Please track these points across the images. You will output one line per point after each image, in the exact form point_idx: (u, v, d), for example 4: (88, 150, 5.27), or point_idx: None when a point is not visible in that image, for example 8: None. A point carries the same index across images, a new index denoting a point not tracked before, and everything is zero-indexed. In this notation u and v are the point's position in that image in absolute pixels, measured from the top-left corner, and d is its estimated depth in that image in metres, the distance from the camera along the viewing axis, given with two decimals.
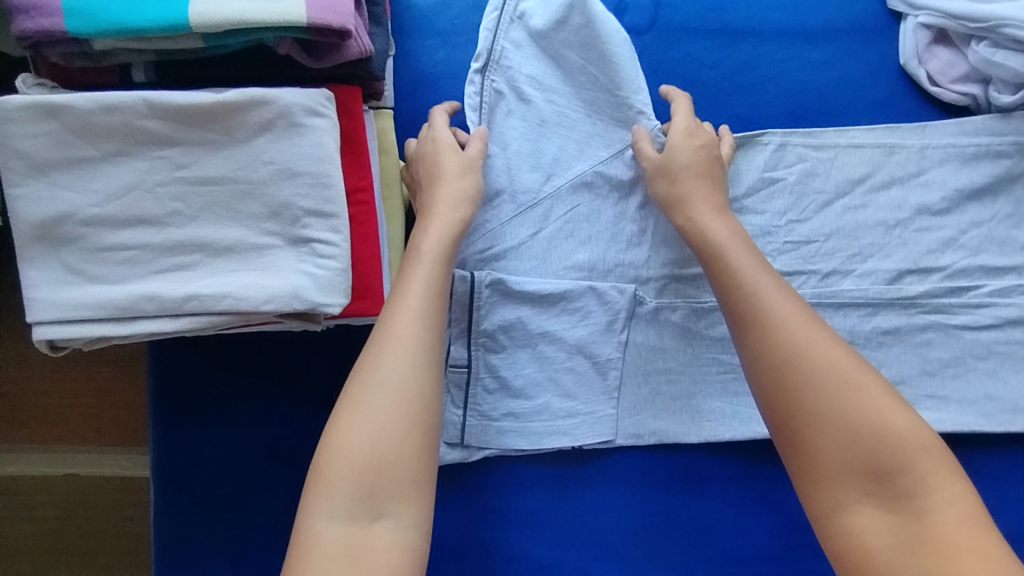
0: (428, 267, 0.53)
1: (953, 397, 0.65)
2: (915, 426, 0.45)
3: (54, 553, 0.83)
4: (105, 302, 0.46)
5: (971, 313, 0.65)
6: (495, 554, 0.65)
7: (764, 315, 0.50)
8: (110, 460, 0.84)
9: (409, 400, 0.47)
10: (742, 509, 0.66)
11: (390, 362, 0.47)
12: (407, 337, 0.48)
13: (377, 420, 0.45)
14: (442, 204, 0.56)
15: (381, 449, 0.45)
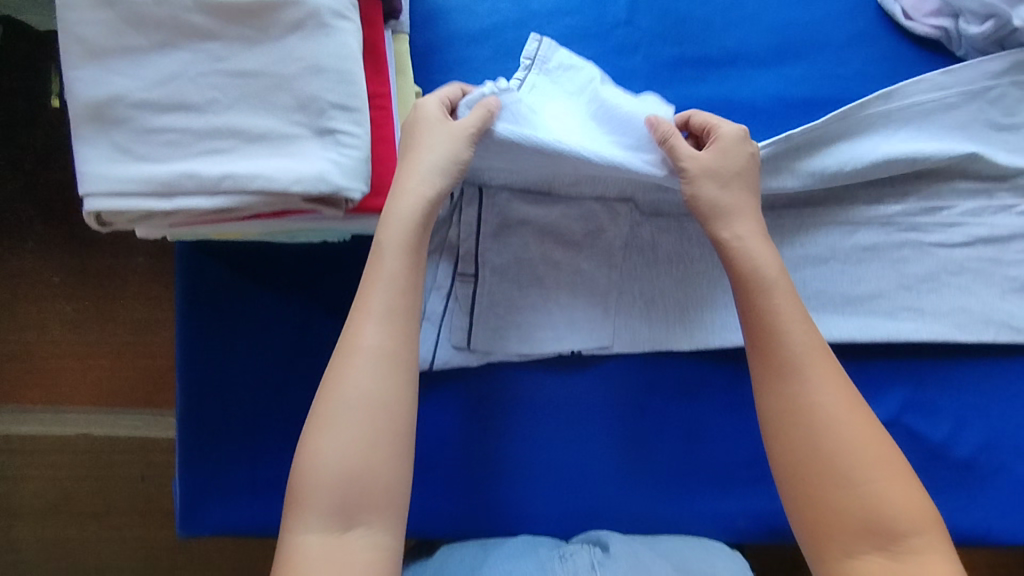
0: (388, 260, 0.56)
1: (927, 310, 0.69)
2: (912, 500, 0.51)
3: (71, 506, 1.03)
4: (149, 178, 0.51)
5: (945, 231, 0.69)
6: (496, 452, 0.70)
7: (779, 340, 0.56)
8: (128, 422, 1.03)
9: (371, 408, 0.53)
10: (729, 414, 0.71)
11: (350, 377, 0.54)
12: (365, 346, 0.54)
13: (350, 435, 0.52)
14: (419, 176, 0.57)
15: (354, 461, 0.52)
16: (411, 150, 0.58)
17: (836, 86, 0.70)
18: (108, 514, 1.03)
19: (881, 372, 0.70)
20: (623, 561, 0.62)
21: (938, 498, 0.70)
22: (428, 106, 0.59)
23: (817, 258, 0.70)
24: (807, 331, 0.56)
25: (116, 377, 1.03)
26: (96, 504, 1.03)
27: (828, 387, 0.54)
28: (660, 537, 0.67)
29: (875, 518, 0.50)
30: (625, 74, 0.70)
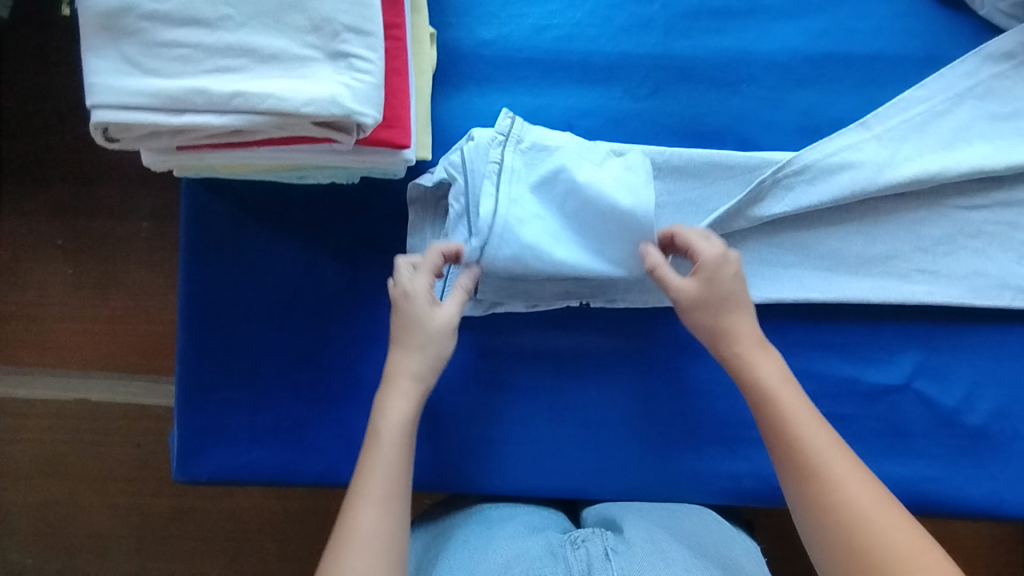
0: (377, 492, 0.53)
1: (943, 273, 0.68)
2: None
3: (65, 471, 1.01)
4: (158, 92, 0.50)
5: (963, 193, 0.68)
6: (500, 405, 0.69)
7: (793, 443, 0.54)
8: (126, 388, 1.02)
9: (379, 573, 0.50)
10: None
11: (351, 553, 0.50)
12: (365, 531, 0.51)
13: None
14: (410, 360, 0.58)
15: (383, 536, 0.52)
16: (410, 330, 0.59)
17: (854, 42, 0.70)
18: (101, 480, 1.02)
19: (893, 336, 0.70)
20: (638, 543, 0.59)
21: (948, 466, 0.69)
22: (412, 285, 0.59)
23: (833, 217, 0.68)
24: (825, 435, 0.54)
25: (116, 339, 1.02)
26: (90, 471, 1.02)
27: (863, 491, 0.51)
28: (673, 513, 0.66)
29: None
30: (642, 21, 0.70)
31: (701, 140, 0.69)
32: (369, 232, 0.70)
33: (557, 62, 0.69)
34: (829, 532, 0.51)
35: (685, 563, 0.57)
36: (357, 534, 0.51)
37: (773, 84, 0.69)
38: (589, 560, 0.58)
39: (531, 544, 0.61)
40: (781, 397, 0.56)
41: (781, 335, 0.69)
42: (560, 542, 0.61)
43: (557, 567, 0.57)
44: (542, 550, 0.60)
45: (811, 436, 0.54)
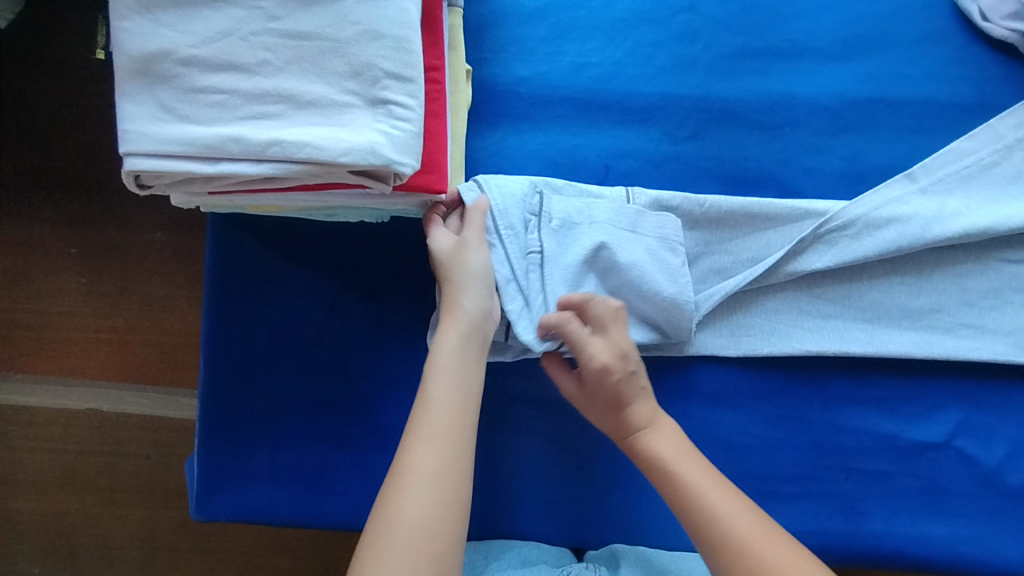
0: (449, 407, 0.53)
1: (989, 328, 0.66)
2: None
3: (76, 484, 1.00)
4: (193, 139, 0.48)
5: (1009, 245, 0.66)
6: (527, 451, 0.67)
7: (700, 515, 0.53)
8: (137, 399, 1.00)
9: (442, 473, 0.50)
10: (774, 427, 0.67)
11: (415, 457, 0.51)
12: (423, 461, 0.50)
13: (422, 492, 0.49)
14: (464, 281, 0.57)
15: (437, 473, 0.50)
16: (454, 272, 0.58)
17: (902, 86, 0.68)
18: (111, 494, 1.00)
19: (934, 390, 0.67)
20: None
21: (989, 527, 0.66)
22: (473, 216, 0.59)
23: (875, 268, 0.66)
24: (725, 492, 0.54)
25: (131, 351, 1.00)
26: (99, 486, 1.00)
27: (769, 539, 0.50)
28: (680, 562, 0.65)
29: None
30: (683, 61, 0.68)
31: (742, 184, 0.67)
32: (397, 270, 0.68)
33: (595, 101, 0.67)
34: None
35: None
36: (413, 468, 0.50)
37: (818, 128, 0.67)
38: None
39: None
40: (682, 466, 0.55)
41: (817, 386, 0.67)
42: None
43: None
44: None
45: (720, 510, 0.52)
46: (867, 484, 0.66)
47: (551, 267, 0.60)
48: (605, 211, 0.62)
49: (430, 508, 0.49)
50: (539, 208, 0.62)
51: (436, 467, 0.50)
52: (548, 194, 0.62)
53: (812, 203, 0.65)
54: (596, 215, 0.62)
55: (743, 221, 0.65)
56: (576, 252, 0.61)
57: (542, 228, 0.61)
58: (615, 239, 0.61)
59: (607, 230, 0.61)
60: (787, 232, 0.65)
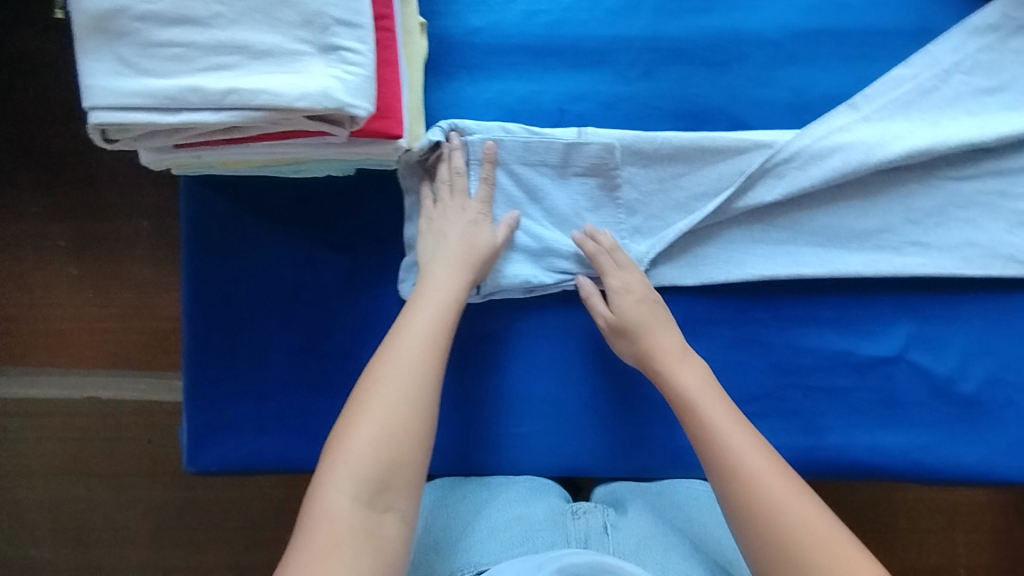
0: (427, 317, 0.60)
1: (935, 244, 0.69)
2: (804, 502, 0.51)
3: (80, 468, 1.03)
4: (153, 91, 0.50)
5: (952, 163, 0.69)
6: (502, 389, 0.70)
7: (723, 466, 0.54)
8: (133, 386, 1.03)
9: (419, 359, 0.57)
10: (736, 349, 0.70)
11: (397, 348, 0.58)
12: (408, 356, 0.57)
13: (401, 372, 0.56)
14: (454, 250, 0.64)
15: (417, 359, 0.57)
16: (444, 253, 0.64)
17: (844, 17, 0.69)
18: (115, 477, 1.03)
19: (886, 306, 0.70)
20: (636, 524, 0.64)
21: (943, 435, 0.69)
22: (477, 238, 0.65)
23: (824, 194, 0.69)
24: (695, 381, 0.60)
25: (125, 338, 1.03)
26: (103, 469, 1.03)
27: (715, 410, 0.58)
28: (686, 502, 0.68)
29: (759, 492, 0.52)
30: (630, 4, 0.69)
31: (693, 120, 0.69)
32: (366, 221, 0.70)
33: (547, 47, 0.69)
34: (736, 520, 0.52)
35: (681, 550, 0.63)
36: (397, 360, 0.57)
37: (764, 61, 0.69)
38: (588, 533, 0.63)
39: (536, 510, 0.65)
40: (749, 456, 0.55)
41: (773, 309, 0.70)
42: (563, 510, 0.66)
43: (555, 539, 0.62)
44: (545, 517, 0.65)
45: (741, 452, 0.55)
46: (825, 401, 0.70)
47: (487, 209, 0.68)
48: (534, 149, 0.67)
49: (406, 386, 0.55)
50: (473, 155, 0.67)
51: (404, 387, 0.55)
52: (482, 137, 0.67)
53: (760, 134, 0.67)
54: (524, 156, 0.68)
55: (693, 156, 0.68)
56: (508, 197, 0.69)
57: (475, 174, 0.67)
58: (546, 178, 0.68)
59: (536, 170, 0.68)
60: (738, 163, 0.67)
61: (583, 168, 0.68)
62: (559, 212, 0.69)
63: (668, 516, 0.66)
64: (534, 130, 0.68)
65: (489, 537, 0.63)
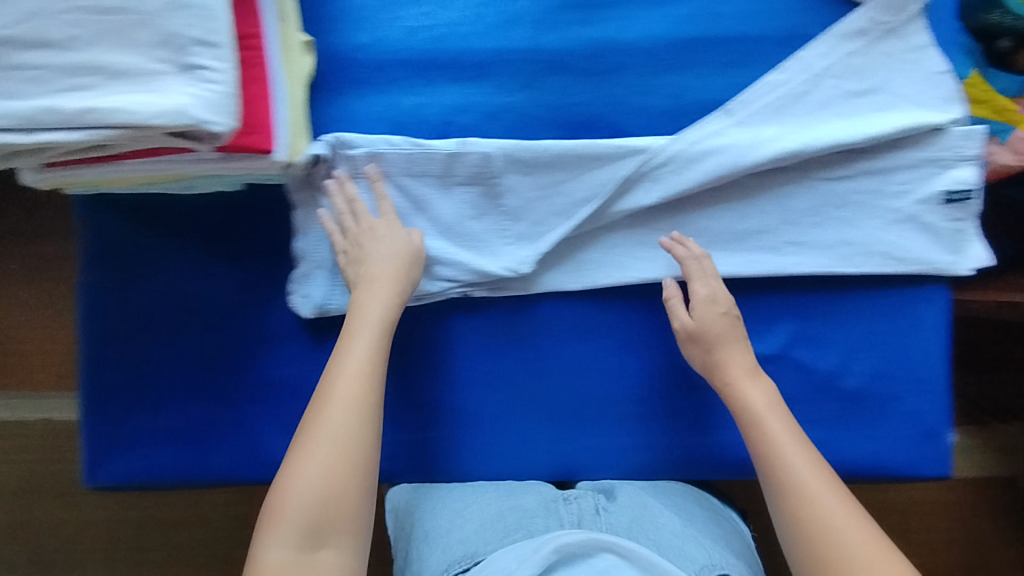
0: (363, 346, 0.62)
1: (811, 244, 0.70)
2: (845, 507, 0.55)
3: (11, 491, 1.02)
4: (12, 112, 0.52)
5: (828, 164, 0.70)
6: (394, 395, 0.72)
7: (774, 468, 0.59)
8: (66, 409, 1.02)
9: (354, 395, 0.59)
10: (620, 352, 0.72)
11: (336, 383, 0.60)
12: (347, 393, 0.59)
13: (341, 411, 0.59)
14: (380, 278, 0.66)
15: (353, 395, 0.60)
16: (375, 264, 0.66)
17: (716, 26, 0.70)
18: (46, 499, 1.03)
19: (770, 306, 0.72)
20: (625, 507, 0.68)
21: (832, 430, 0.71)
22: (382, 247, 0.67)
23: (703, 197, 0.70)
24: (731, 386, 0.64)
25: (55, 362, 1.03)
26: (34, 491, 1.03)
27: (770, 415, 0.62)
28: (668, 488, 0.72)
29: (807, 499, 0.56)
30: (509, 17, 0.71)
31: (573, 128, 0.71)
32: (256, 236, 0.72)
33: (429, 61, 0.71)
34: (792, 527, 0.56)
35: (669, 528, 0.66)
36: (335, 396, 0.59)
37: (640, 69, 0.71)
38: (580, 515, 0.67)
39: (524, 501, 0.68)
40: (812, 486, 0.57)
41: (657, 311, 0.72)
42: (553, 497, 0.69)
43: (547, 521, 0.65)
44: (534, 505, 0.68)
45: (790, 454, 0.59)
46: (708, 399, 0.72)
47: None
48: (416, 159, 0.69)
49: (342, 425, 0.58)
50: (352, 168, 0.69)
51: (342, 429, 0.58)
52: (364, 149, 0.68)
53: (635, 141, 0.69)
54: (406, 168, 0.69)
55: (572, 164, 0.69)
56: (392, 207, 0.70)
57: (357, 187, 0.69)
58: (429, 188, 0.70)
59: (419, 180, 0.69)
60: (616, 168, 0.69)
61: (464, 177, 0.69)
62: (443, 220, 0.70)
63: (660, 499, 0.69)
64: (417, 141, 0.69)
65: (479, 526, 0.66)
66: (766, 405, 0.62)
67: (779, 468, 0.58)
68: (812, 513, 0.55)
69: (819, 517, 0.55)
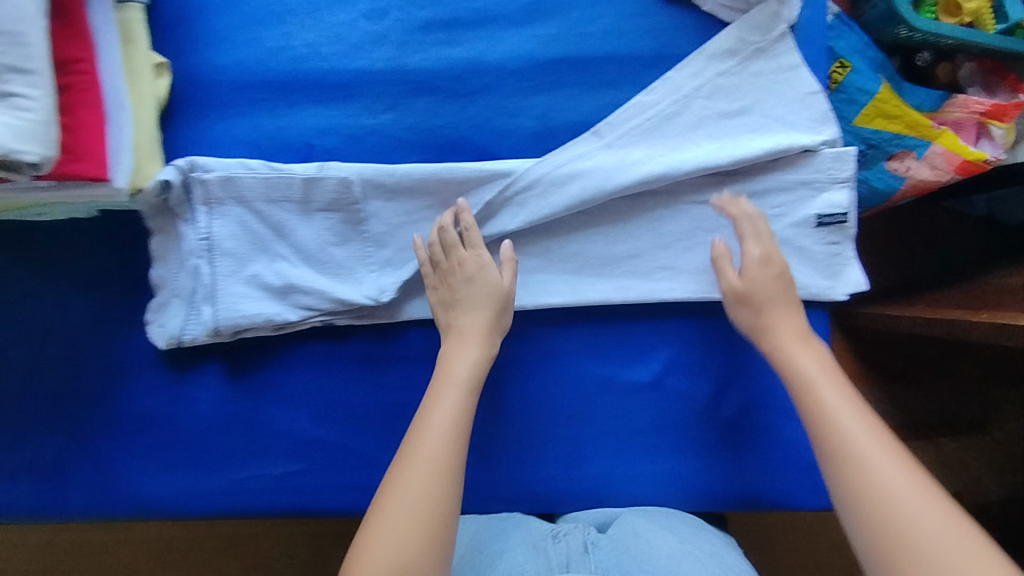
0: (435, 409, 0.58)
1: (684, 269, 0.68)
2: (902, 478, 0.49)
3: None
4: None
5: (698, 187, 0.68)
6: (258, 427, 0.70)
7: (833, 434, 0.53)
8: None
9: (435, 456, 0.55)
10: (491, 382, 0.70)
11: (424, 443, 0.56)
12: (427, 459, 0.55)
13: (421, 478, 0.54)
14: (467, 334, 0.62)
15: (439, 457, 0.55)
16: (473, 297, 0.63)
17: (584, 46, 0.69)
18: None
19: (646, 333, 0.70)
20: (615, 538, 0.63)
21: (704, 458, 0.70)
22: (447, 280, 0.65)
23: (573, 222, 0.69)
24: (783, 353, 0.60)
25: None
26: None
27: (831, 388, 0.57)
28: (674, 516, 0.67)
29: (859, 460, 0.51)
30: (372, 37, 0.69)
31: (439, 151, 0.69)
32: (114, 263, 0.70)
33: (291, 82, 0.69)
34: (855, 507, 0.50)
35: (667, 552, 0.61)
36: (415, 460, 0.55)
37: (508, 91, 0.68)
38: (568, 554, 0.62)
39: (513, 542, 0.63)
40: (867, 446, 0.52)
41: (530, 339, 0.70)
42: (543, 535, 0.65)
43: (538, 563, 0.61)
44: (524, 545, 0.63)
45: (846, 419, 0.54)
46: (585, 429, 0.70)
47: (223, 247, 0.67)
48: (272, 185, 0.66)
49: (411, 495, 0.53)
50: (204, 195, 0.66)
51: (423, 498, 0.53)
52: (218, 175, 0.66)
53: (499, 164, 0.67)
54: (261, 194, 0.67)
55: (435, 188, 0.67)
56: (250, 234, 0.67)
57: (212, 213, 0.67)
58: (288, 215, 0.67)
59: (277, 206, 0.67)
60: (479, 193, 0.67)
61: (323, 202, 0.67)
62: (303, 247, 0.68)
63: (654, 525, 0.65)
64: (274, 166, 0.67)
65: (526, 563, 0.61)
66: (817, 368, 0.59)
67: (842, 427, 0.53)
68: (873, 479, 0.50)
69: (889, 499, 0.49)
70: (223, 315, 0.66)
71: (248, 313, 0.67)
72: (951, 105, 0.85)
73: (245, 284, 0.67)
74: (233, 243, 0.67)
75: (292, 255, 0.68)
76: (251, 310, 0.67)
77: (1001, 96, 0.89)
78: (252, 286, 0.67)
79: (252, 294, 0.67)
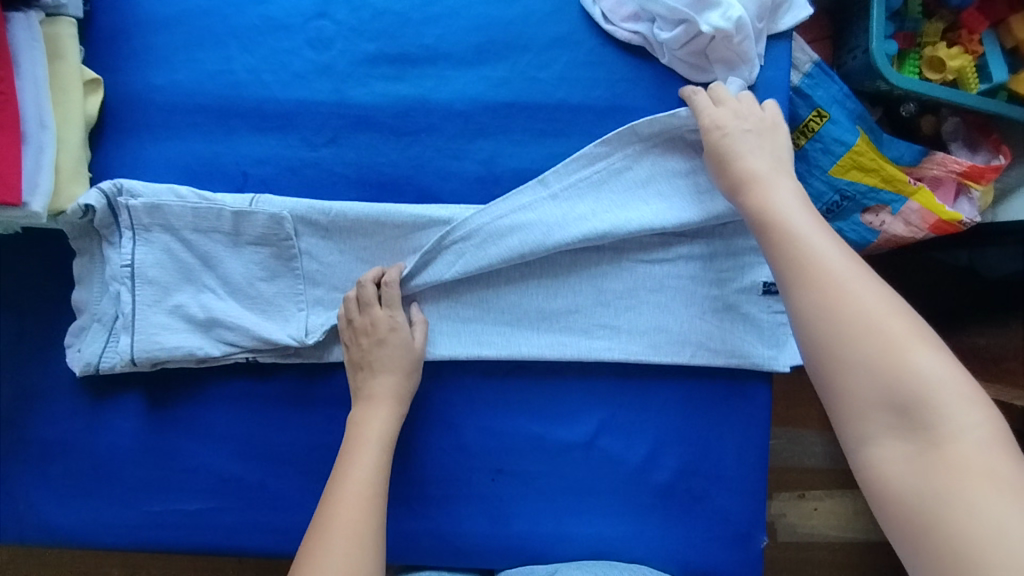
0: (348, 474, 0.58)
1: (624, 327, 0.66)
2: (912, 346, 0.46)
3: None
4: None
5: (644, 246, 0.66)
6: (175, 462, 0.67)
7: (827, 292, 0.49)
8: None
9: (354, 523, 0.55)
10: (419, 431, 0.67)
11: (341, 512, 0.56)
12: (343, 526, 0.55)
13: (338, 546, 0.54)
14: (381, 394, 0.62)
15: (355, 523, 0.55)
16: (381, 358, 0.63)
17: (534, 92, 0.66)
18: None
19: (582, 391, 0.67)
20: None
21: (637, 526, 0.67)
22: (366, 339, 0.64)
23: (514, 272, 0.66)
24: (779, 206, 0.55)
25: None
26: None
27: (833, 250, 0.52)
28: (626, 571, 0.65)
29: (858, 328, 0.47)
30: (316, 68, 0.66)
31: (380, 190, 0.66)
32: (35, 282, 0.68)
33: (229, 108, 0.66)
34: (847, 369, 0.47)
35: None
36: (333, 529, 0.55)
37: (453, 133, 0.66)
38: None
39: None
40: (869, 306, 0.48)
41: (461, 389, 0.67)
42: None
43: None
44: None
45: (853, 286, 0.49)
46: (513, 485, 0.67)
47: (146, 276, 0.64)
48: (201, 213, 0.64)
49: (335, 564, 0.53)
50: (129, 220, 0.63)
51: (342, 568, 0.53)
52: (145, 200, 0.63)
53: (438, 211, 0.64)
54: (191, 223, 0.64)
55: (371, 230, 0.65)
56: (176, 262, 0.64)
57: (136, 239, 0.63)
58: (218, 246, 0.65)
59: (206, 236, 0.64)
60: (415, 239, 0.65)
61: (253, 235, 0.64)
62: (232, 280, 0.65)
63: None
64: (206, 195, 0.64)
65: None
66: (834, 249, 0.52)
67: (840, 290, 0.49)
68: (841, 300, 0.49)
69: (849, 307, 0.48)
70: (141, 347, 0.63)
71: (167, 346, 0.63)
72: (930, 161, 0.79)
73: (167, 314, 0.64)
74: (157, 270, 0.64)
75: (219, 287, 0.65)
76: (170, 343, 0.64)
77: (983, 155, 0.81)
78: (174, 317, 0.64)
79: (173, 325, 0.64)
